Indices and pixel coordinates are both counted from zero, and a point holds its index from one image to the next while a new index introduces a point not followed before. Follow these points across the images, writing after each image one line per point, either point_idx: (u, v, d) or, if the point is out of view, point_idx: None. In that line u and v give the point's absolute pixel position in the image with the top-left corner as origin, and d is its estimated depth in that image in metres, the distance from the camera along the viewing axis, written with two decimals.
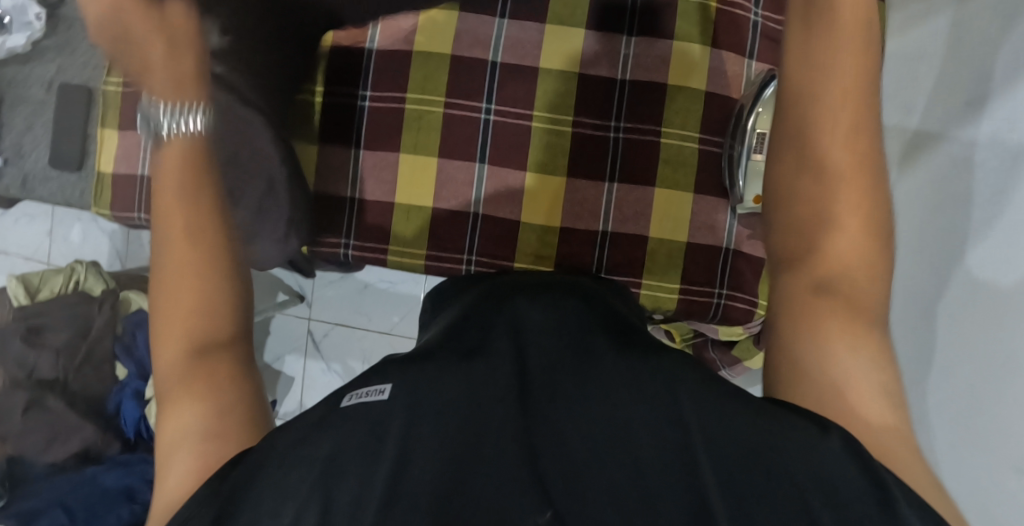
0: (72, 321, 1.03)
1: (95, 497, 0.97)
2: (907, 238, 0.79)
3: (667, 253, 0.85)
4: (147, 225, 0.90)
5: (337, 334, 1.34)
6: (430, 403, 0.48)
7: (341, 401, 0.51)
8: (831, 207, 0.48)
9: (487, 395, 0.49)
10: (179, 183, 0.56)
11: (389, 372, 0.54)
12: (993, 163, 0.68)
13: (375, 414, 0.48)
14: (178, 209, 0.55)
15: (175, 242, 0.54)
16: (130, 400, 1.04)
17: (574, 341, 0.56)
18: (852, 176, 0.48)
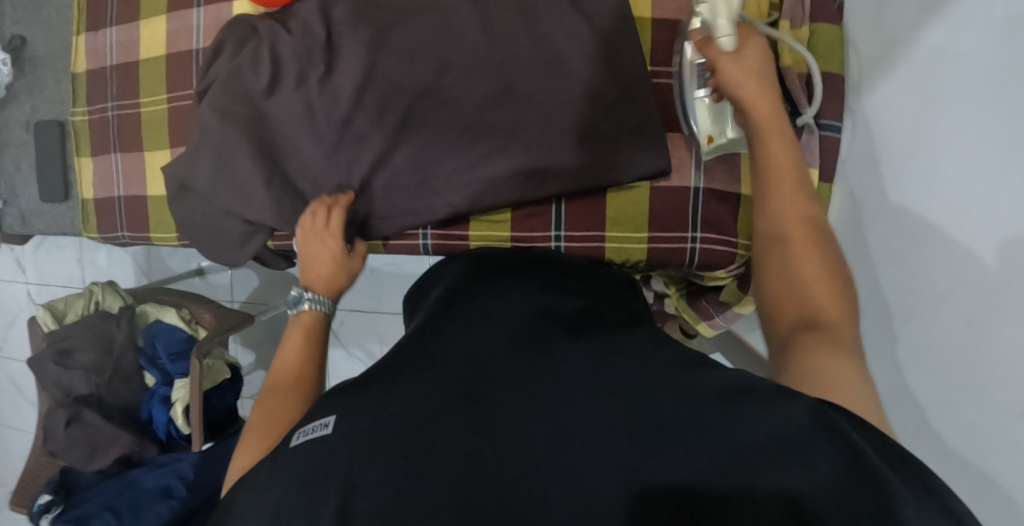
0: (96, 338, 1.10)
1: (137, 497, 1.04)
2: (884, 148, 0.69)
3: (628, 202, 0.80)
4: (132, 241, 0.94)
5: (352, 320, 1.37)
6: (374, 430, 0.44)
7: (288, 442, 0.46)
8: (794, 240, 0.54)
9: (435, 409, 0.45)
10: (301, 346, 0.65)
11: (333, 396, 0.49)
12: (978, 53, 0.58)
13: (320, 453, 0.43)
14: (291, 368, 0.62)
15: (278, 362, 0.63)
16: (159, 406, 1.11)
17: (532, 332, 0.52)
18: (781, 174, 0.57)
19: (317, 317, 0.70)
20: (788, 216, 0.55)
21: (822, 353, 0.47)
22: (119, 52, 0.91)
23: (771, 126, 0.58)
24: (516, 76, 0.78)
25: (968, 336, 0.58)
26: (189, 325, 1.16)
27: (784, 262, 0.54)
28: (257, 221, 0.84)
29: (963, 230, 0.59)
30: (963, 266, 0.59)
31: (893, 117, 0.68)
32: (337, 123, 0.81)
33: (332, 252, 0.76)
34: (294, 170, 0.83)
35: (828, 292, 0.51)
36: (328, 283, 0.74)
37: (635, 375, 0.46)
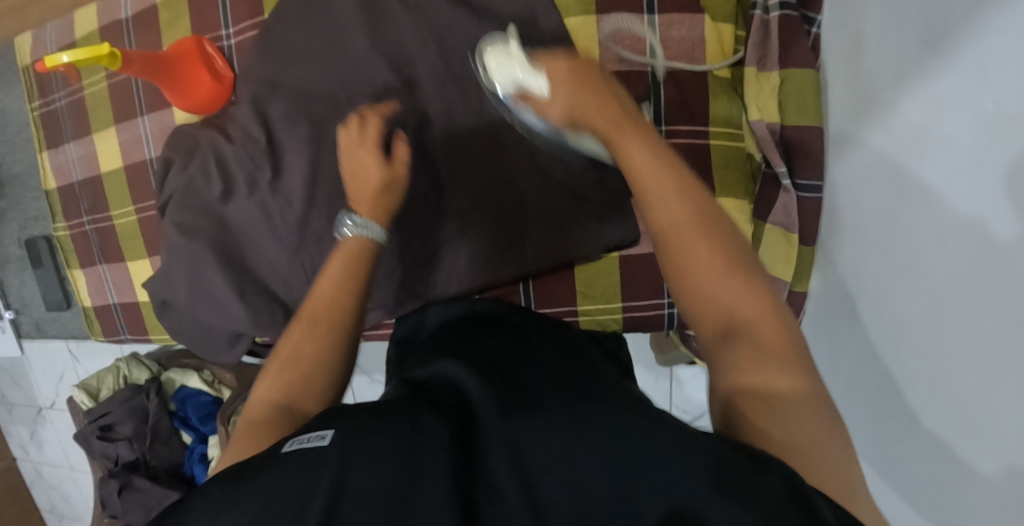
0: (132, 411, 1.18)
1: None
2: (869, 202, 0.62)
3: (598, 272, 0.77)
4: (135, 340, 0.98)
5: (369, 348, 1.40)
6: (368, 448, 0.38)
7: (280, 448, 0.40)
8: (689, 239, 0.46)
9: (431, 442, 0.39)
10: (338, 279, 0.57)
11: (333, 412, 0.43)
12: (955, 134, 0.51)
13: (302, 470, 0.37)
14: (330, 299, 0.56)
15: (313, 298, 0.56)
16: (199, 463, 1.19)
17: (532, 375, 0.48)
18: (671, 197, 0.48)
19: (360, 251, 0.60)
20: (670, 218, 0.47)
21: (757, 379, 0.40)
22: (81, 167, 0.91)
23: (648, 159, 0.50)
24: (463, 158, 0.75)
25: (957, 414, 0.53)
26: (212, 386, 1.23)
27: (689, 276, 0.45)
28: (238, 327, 0.85)
29: (939, 319, 0.54)
30: (936, 353, 0.55)
31: (875, 168, 0.61)
32: (295, 226, 0.80)
33: (364, 157, 0.66)
34: (265, 275, 0.83)
35: (734, 287, 0.44)
36: (373, 210, 0.63)
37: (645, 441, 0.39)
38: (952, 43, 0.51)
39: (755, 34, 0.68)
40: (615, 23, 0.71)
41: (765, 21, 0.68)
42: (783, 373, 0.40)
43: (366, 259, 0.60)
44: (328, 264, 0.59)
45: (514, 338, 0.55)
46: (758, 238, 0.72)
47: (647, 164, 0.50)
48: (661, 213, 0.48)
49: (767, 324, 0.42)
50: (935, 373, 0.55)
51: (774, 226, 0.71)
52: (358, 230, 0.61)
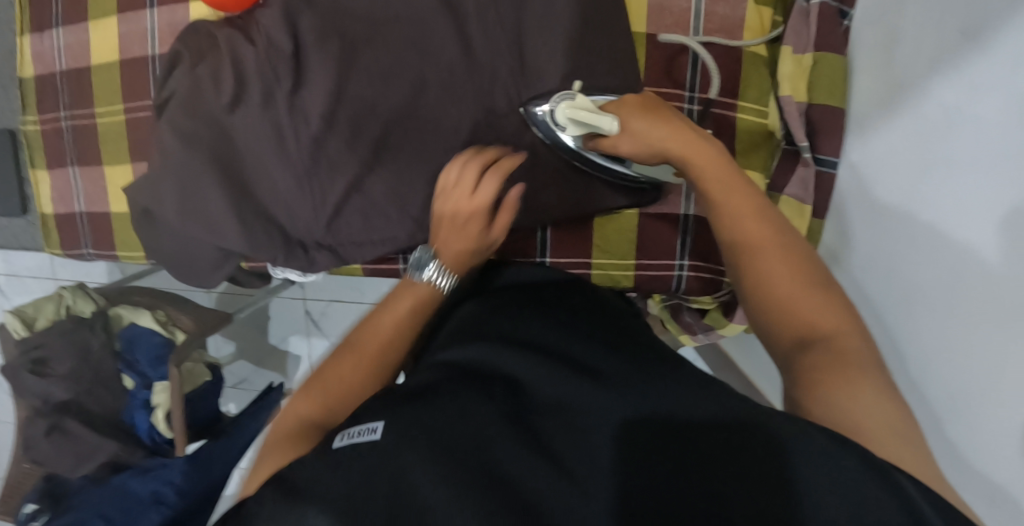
0: (73, 347, 1.08)
1: (129, 502, 1.05)
2: (885, 189, 0.65)
3: (615, 228, 0.77)
4: (97, 258, 0.90)
5: (334, 311, 1.33)
6: (418, 438, 0.44)
7: (332, 443, 0.46)
8: (753, 240, 0.55)
9: (479, 425, 0.45)
10: (399, 323, 0.62)
11: (378, 404, 0.49)
12: (983, 119, 0.53)
13: (364, 461, 0.44)
14: (384, 336, 0.61)
15: (368, 328, 0.62)
16: (141, 410, 1.11)
17: (569, 350, 0.53)
18: (732, 201, 0.57)
19: (422, 299, 0.64)
20: (744, 227, 0.55)
21: (845, 377, 0.46)
22: (68, 58, 0.84)
23: (712, 168, 0.58)
24: (497, 96, 0.74)
25: (950, 397, 0.56)
26: (166, 328, 1.13)
27: (757, 266, 0.54)
28: (228, 247, 0.80)
29: (956, 299, 0.56)
30: (942, 331, 0.58)
31: (895, 157, 0.63)
32: (308, 144, 0.75)
33: (470, 220, 0.66)
34: (265, 195, 0.79)
35: (816, 301, 0.51)
36: (455, 257, 0.66)
37: (664, 388, 0.46)
38: (991, 36, 0.52)
39: (795, 22, 0.70)
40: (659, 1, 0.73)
41: (805, 7, 0.70)
42: (858, 373, 0.46)
43: (425, 309, 0.64)
44: (391, 298, 0.64)
45: (550, 314, 0.59)
46: None
47: (722, 174, 0.57)
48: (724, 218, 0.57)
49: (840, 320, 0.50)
50: (933, 361, 0.58)
51: (790, 198, 0.72)
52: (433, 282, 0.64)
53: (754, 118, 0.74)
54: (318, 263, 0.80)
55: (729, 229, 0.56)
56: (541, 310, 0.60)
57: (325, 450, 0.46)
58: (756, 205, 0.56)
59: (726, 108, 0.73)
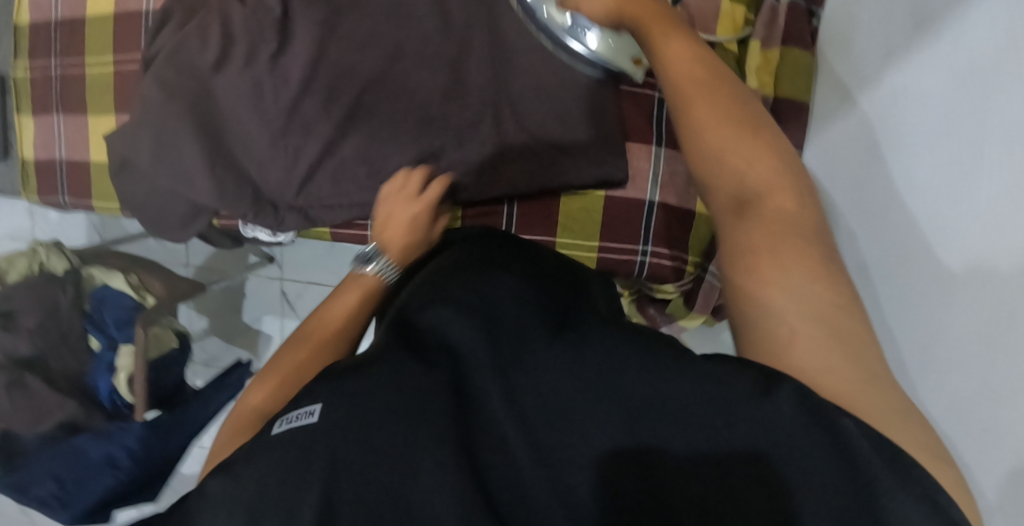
0: (41, 302, 1.08)
1: (83, 465, 1.05)
2: (846, 172, 0.70)
3: (581, 209, 0.78)
4: (72, 207, 0.91)
5: (310, 293, 1.33)
6: (355, 413, 0.41)
7: (270, 429, 0.42)
8: (719, 130, 0.47)
9: (423, 397, 0.42)
10: (350, 313, 0.62)
11: (314, 384, 0.45)
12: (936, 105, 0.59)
13: (297, 445, 0.40)
14: (336, 326, 0.60)
15: (325, 315, 0.62)
16: (103, 373, 1.10)
17: (521, 311, 0.50)
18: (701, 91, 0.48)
19: (372, 289, 0.65)
20: (704, 119, 0.47)
21: (783, 256, 0.43)
22: (63, 8, 0.86)
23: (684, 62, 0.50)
24: (475, 71, 0.76)
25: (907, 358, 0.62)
26: (137, 292, 1.13)
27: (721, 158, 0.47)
28: (201, 202, 0.81)
29: (921, 268, 0.61)
30: (901, 298, 0.63)
31: (856, 142, 0.68)
32: (286, 105, 0.78)
33: (413, 219, 0.70)
34: (241, 153, 0.80)
35: (779, 185, 0.45)
36: (401, 253, 0.68)
37: (606, 350, 0.44)
38: (938, 30, 0.58)
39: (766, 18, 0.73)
40: None
41: (775, 2, 0.72)
42: (820, 277, 0.42)
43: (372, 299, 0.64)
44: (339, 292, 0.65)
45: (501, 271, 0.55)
46: None
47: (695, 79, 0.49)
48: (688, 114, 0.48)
49: (793, 208, 0.45)
50: (895, 325, 0.64)
51: None
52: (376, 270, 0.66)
53: None
54: (287, 223, 0.81)
55: (689, 115, 0.48)
56: (493, 268, 0.56)
57: (262, 441, 0.41)
58: (736, 100, 0.48)
59: None
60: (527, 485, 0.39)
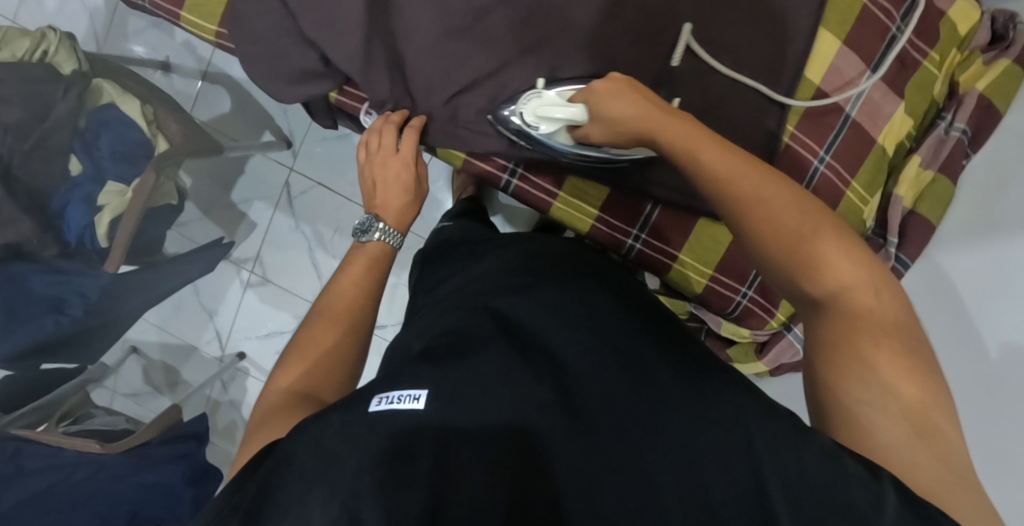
0: (30, 97, 0.87)
1: (21, 300, 0.87)
2: (941, 294, 0.74)
3: (714, 235, 0.79)
4: (151, 11, 0.76)
5: (316, 194, 1.22)
6: (468, 413, 0.47)
7: (369, 405, 0.49)
8: (778, 229, 0.52)
9: (527, 396, 0.48)
10: (363, 275, 0.69)
11: (420, 368, 0.51)
12: None
13: (412, 428, 0.47)
14: (349, 298, 0.67)
15: (339, 281, 0.68)
16: (79, 205, 0.91)
17: (608, 333, 0.55)
18: (745, 186, 0.54)
19: (379, 255, 0.71)
20: (770, 224, 0.52)
21: (859, 342, 0.47)
22: None
23: (725, 168, 0.55)
24: (670, 69, 0.75)
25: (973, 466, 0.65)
26: (150, 127, 0.97)
27: (770, 249, 0.52)
28: (336, 66, 0.71)
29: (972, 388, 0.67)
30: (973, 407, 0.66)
31: (970, 270, 0.72)
32: (475, 8, 0.71)
33: (402, 179, 0.75)
34: (402, 33, 0.72)
35: (844, 260, 0.50)
36: (397, 214, 0.75)
37: (684, 399, 0.48)
38: None
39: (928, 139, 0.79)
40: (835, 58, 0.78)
41: (943, 134, 0.78)
42: (893, 343, 0.47)
43: (381, 266, 0.71)
44: (345, 266, 0.70)
45: (584, 291, 0.61)
46: None
47: (715, 150, 0.56)
48: (753, 215, 0.53)
49: (873, 307, 0.49)
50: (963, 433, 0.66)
51: None
52: (379, 238, 0.72)
53: (857, 201, 0.80)
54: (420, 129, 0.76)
55: (743, 214, 0.53)
56: (572, 287, 0.62)
57: (362, 415, 0.48)
58: (804, 204, 0.53)
59: (841, 178, 0.79)
60: (586, 496, 0.44)
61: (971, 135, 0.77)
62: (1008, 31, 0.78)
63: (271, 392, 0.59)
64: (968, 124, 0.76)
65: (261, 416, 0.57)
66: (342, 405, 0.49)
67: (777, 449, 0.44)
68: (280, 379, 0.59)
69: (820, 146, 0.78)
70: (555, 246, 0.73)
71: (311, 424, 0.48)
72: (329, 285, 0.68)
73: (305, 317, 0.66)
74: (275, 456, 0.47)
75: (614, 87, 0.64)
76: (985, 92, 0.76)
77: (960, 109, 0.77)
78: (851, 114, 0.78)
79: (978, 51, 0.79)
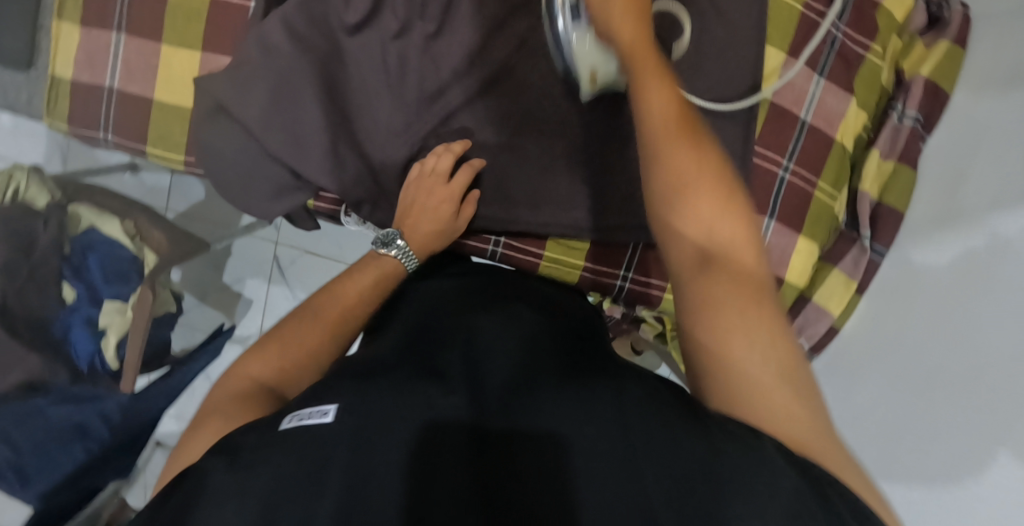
0: (14, 236, 0.89)
1: (46, 431, 0.88)
2: (920, 292, 0.77)
3: None
4: (113, 148, 0.77)
5: (306, 262, 1.22)
6: (377, 424, 0.42)
7: (279, 423, 0.44)
8: (688, 195, 0.48)
9: (432, 416, 0.42)
10: (368, 293, 0.64)
11: (331, 388, 0.47)
12: (1005, 255, 0.67)
13: (317, 441, 0.41)
14: (350, 303, 0.63)
15: (343, 285, 0.64)
16: (81, 327, 0.94)
17: (541, 365, 0.50)
18: (672, 136, 0.49)
19: (384, 275, 0.66)
20: (715, 246, 0.47)
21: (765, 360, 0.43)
22: None
23: (666, 138, 0.49)
24: None
25: (931, 468, 0.70)
26: (133, 243, 0.98)
27: (677, 229, 0.48)
28: (307, 177, 0.72)
29: (940, 383, 0.71)
30: (941, 411, 0.70)
31: (937, 270, 0.75)
32: (431, 91, 0.73)
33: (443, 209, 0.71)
34: (365, 130, 0.73)
35: (734, 259, 0.47)
36: (421, 242, 0.70)
37: (582, 409, 0.44)
38: None
39: (885, 132, 0.81)
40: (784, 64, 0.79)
41: (898, 124, 0.81)
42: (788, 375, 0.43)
43: (388, 281, 0.66)
44: (348, 272, 0.66)
45: (521, 327, 0.57)
46: (822, 279, 0.84)
47: (671, 116, 0.50)
48: (660, 168, 0.48)
49: (776, 341, 0.44)
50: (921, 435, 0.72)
51: (840, 273, 0.83)
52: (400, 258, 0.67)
53: (827, 199, 0.83)
54: None
55: (679, 212, 0.48)
56: (504, 325, 0.57)
57: (275, 433, 0.42)
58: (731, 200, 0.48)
59: (810, 184, 0.82)
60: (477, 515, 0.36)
61: (924, 120, 0.80)
62: (943, 12, 0.81)
63: (231, 382, 0.55)
64: (920, 111, 0.79)
65: (205, 411, 0.53)
66: (258, 426, 0.44)
67: (687, 461, 0.39)
68: (250, 367, 0.56)
69: (783, 156, 0.81)
70: (529, 281, 0.72)
71: (228, 444, 0.43)
72: (327, 285, 0.65)
73: (286, 314, 0.62)
74: (184, 482, 0.40)
75: (643, 74, 0.51)
76: (930, 77, 0.79)
77: (909, 97, 0.80)
78: (807, 119, 0.81)
79: (916, 37, 0.82)
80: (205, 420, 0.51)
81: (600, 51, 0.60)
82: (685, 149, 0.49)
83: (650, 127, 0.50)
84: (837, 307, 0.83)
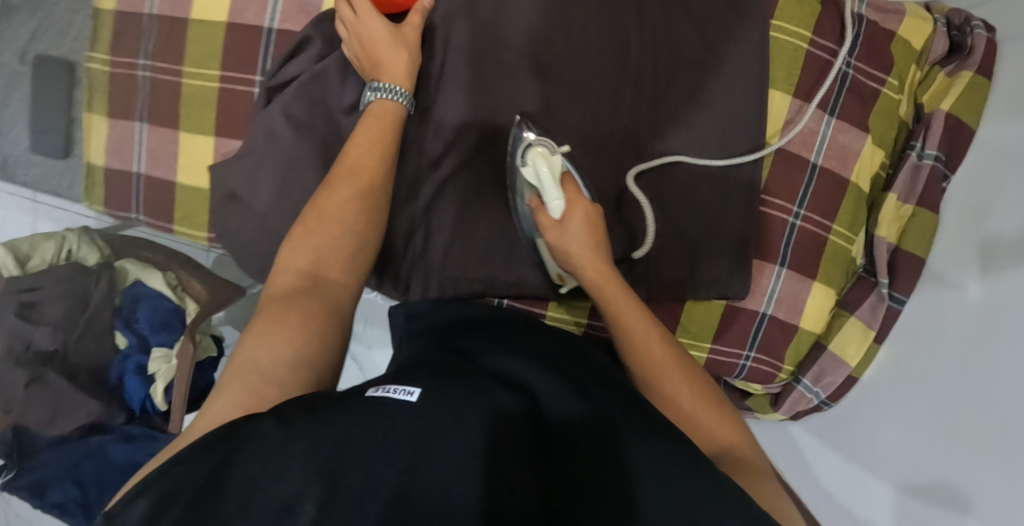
0: (69, 294, 1.00)
1: (106, 470, 0.97)
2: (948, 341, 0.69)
3: (705, 310, 0.80)
4: (147, 227, 0.83)
5: None
6: (443, 410, 0.44)
7: (364, 392, 0.46)
8: (643, 352, 0.58)
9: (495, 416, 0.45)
10: (382, 151, 0.64)
11: (404, 377, 0.49)
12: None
13: (388, 415, 0.44)
14: (370, 169, 0.63)
15: (355, 153, 0.64)
16: (132, 374, 1.01)
17: (588, 373, 0.53)
18: (614, 295, 0.62)
19: (387, 117, 0.66)
20: (677, 388, 0.56)
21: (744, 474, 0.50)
22: (162, 4, 0.78)
23: (611, 287, 0.62)
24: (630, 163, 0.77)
25: None
26: (176, 293, 1.06)
27: (658, 384, 0.56)
28: None
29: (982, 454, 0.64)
30: None
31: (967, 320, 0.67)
32: (429, 159, 0.76)
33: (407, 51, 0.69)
34: None
35: (691, 391, 0.56)
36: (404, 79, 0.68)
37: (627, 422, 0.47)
38: None
39: (904, 172, 0.77)
40: (788, 109, 0.77)
41: (918, 164, 0.76)
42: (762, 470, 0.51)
43: (394, 122, 0.66)
44: (362, 124, 0.65)
45: (564, 339, 0.60)
46: (839, 327, 0.81)
47: (600, 271, 0.63)
48: (615, 326, 0.60)
49: (739, 443, 0.53)
50: None
51: (857, 320, 0.80)
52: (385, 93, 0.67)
53: (842, 243, 0.80)
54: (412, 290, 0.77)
55: (634, 358, 0.58)
56: (544, 336, 0.60)
57: (362, 398, 0.45)
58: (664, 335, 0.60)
59: (824, 229, 0.79)
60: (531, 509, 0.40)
61: (946, 158, 0.74)
62: (965, 38, 0.75)
63: (278, 280, 0.57)
64: (941, 149, 0.75)
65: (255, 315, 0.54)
66: (315, 401, 0.44)
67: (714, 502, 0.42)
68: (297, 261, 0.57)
69: (792, 203, 0.78)
70: None
71: (288, 409, 0.44)
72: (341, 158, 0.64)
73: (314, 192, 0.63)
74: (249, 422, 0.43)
75: (576, 212, 0.66)
76: (952, 112, 0.74)
77: (929, 135, 0.76)
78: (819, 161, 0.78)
79: (936, 66, 0.79)
80: (262, 322, 0.53)
81: (549, 205, 0.67)
82: (629, 306, 0.61)
83: (591, 277, 0.63)
84: (854, 355, 0.79)
